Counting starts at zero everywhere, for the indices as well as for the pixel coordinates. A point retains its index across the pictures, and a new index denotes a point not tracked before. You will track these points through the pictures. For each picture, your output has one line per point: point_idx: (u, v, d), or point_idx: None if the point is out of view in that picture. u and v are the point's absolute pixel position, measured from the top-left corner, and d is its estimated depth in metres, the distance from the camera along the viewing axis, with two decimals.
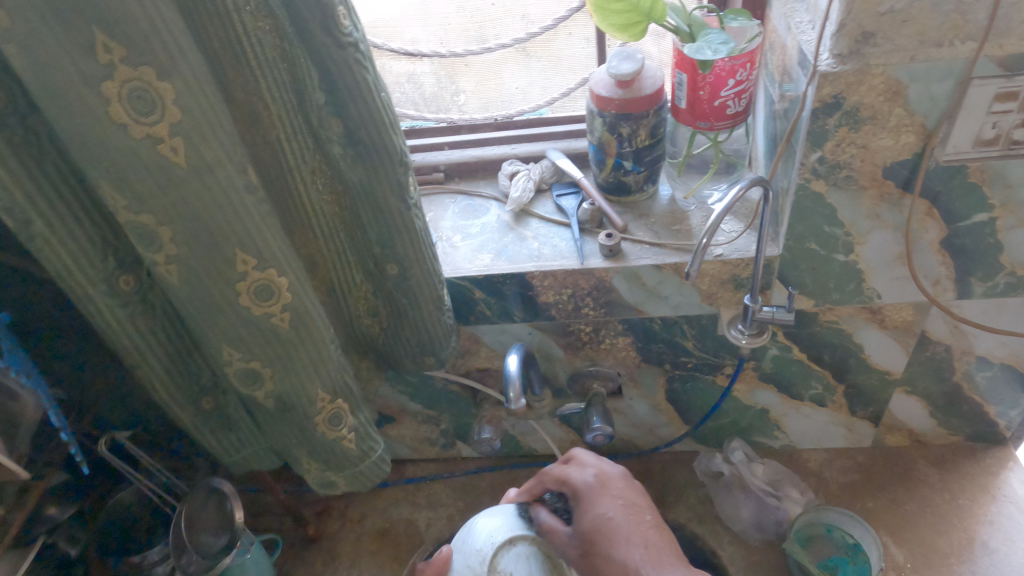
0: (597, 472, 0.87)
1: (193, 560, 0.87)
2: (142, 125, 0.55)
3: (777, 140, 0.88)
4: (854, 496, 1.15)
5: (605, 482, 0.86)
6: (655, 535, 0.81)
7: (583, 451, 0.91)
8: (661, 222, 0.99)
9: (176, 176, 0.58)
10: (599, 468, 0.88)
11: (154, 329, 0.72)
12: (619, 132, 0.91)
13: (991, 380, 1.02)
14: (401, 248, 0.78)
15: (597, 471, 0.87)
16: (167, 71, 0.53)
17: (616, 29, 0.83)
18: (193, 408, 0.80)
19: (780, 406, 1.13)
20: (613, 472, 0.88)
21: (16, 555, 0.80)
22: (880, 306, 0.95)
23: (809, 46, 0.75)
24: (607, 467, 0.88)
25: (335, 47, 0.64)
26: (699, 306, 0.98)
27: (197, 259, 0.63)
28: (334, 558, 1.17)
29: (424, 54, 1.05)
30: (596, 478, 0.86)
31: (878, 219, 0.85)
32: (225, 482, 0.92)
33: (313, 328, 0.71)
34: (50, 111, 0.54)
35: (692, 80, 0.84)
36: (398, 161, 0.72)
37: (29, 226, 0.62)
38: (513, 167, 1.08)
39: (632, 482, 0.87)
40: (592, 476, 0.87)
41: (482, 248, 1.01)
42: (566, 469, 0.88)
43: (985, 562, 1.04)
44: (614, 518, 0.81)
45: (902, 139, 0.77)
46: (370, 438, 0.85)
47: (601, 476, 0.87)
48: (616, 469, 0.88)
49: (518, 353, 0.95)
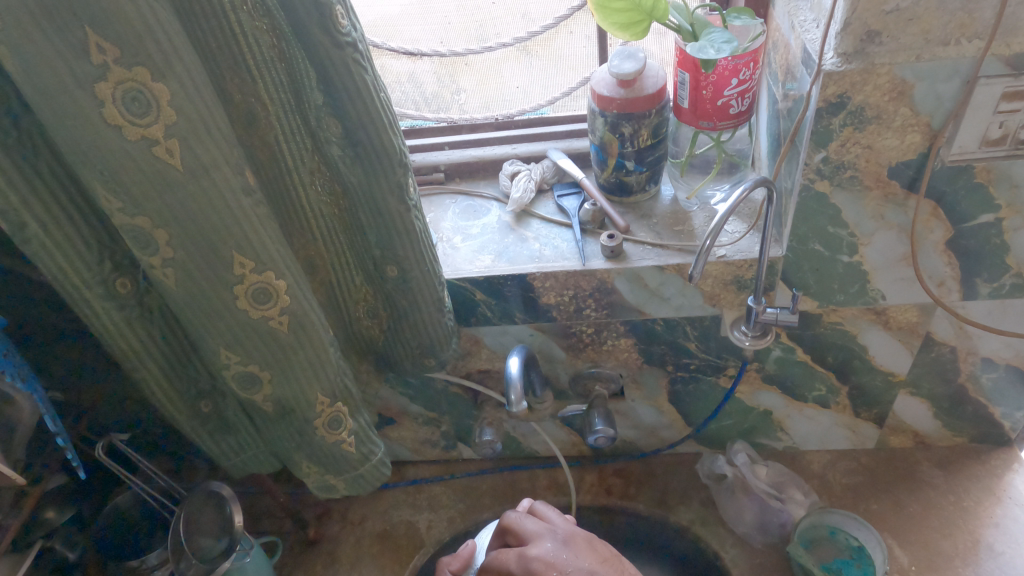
0: (537, 549, 0.78)
1: (191, 564, 0.87)
2: (136, 126, 0.54)
3: (781, 140, 0.87)
4: (858, 498, 1.14)
5: (551, 563, 0.76)
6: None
7: (513, 517, 0.83)
8: (663, 223, 0.98)
9: (171, 178, 0.57)
10: (538, 544, 0.78)
11: (151, 333, 0.72)
12: (621, 132, 0.90)
13: (996, 382, 1.01)
14: (401, 250, 0.78)
15: (538, 550, 0.77)
16: (161, 72, 0.53)
17: (618, 28, 0.82)
18: (192, 411, 0.79)
19: (783, 408, 1.12)
20: (554, 546, 0.78)
21: (14, 557, 0.79)
22: (885, 307, 0.94)
23: (813, 45, 0.74)
24: (545, 541, 0.79)
25: (333, 47, 0.63)
26: (702, 308, 0.97)
27: (194, 262, 0.62)
28: (334, 561, 1.16)
29: (424, 53, 1.04)
30: (539, 561, 0.76)
31: (883, 220, 0.84)
32: (225, 487, 0.91)
33: (312, 331, 0.70)
34: (44, 113, 0.53)
35: (695, 79, 0.84)
36: (397, 162, 0.72)
37: (23, 228, 0.61)
38: (514, 167, 1.07)
39: (577, 544, 0.79)
40: (534, 559, 0.77)
41: (482, 249, 1.00)
42: (502, 556, 0.79)
43: (990, 565, 1.03)
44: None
45: (907, 139, 0.76)
46: (370, 442, 0.84)
47: (543, 557, 0.77)
48: (554, 540, 0.79)
49: (520, 355, 0.94)
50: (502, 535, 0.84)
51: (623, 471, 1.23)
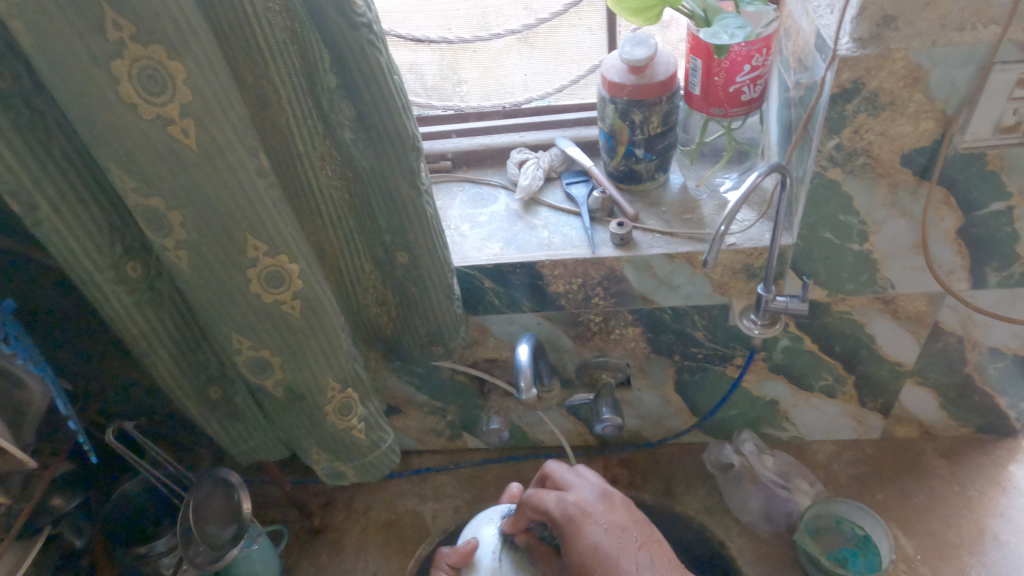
0: (576, 500, 0.83)
1: (200, 550, 0.87)
2: (152, 105, 0.53)
3: (792, 128, 0.87)
4: (863, 487, 1.14)
5: (585, 508, 0.82)
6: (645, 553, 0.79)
7: (556, 467, 0.89)
8: (672, 211, 0.98)
9: (187, 159, 0.57)
10: (576, 493, 0.84)
11: (162, 317, 0.71)
12: (632, 119, 0.90)
13: (1003, 372, 1.01)
14: (411, 236, 0.77)
15: (576, 497, 0.84)
16: (177, 51, 0.52)
17: (631, 13, 0.81)
18: (201, 397, 0.79)
19: (790, 397, 1.12)
20: (590, 495, 0.84)
21: (21, 546, 0.78)
22: (893, 297, 0.94)
23: (828, 31, 0.74)
24: (583, 491, 0.85)
25: (348, 28, 0.62)
26: (711, 296, 0.97)
27: (208, 245, 0.62)
28: (340, 550, 1.16)
29: (430, 40, 1.03)
30: (575, 506, 0.83)
31: (894, 208, 0.84)
32: (234, 474, 0.90)
33: (324, 315, 0.69)
34: (58, 90, 0.52)
35: (707, 66, 0.83)
36: (410, 146, 0.71)
37: (35, 209, 0.60)
38: (522, 155, 1.06)
39: (612, 501, 0.84)
40: (571, 504, 0.83)
41: (491, 237, 0.99)
42: (543, 494, 0.85)
43: (995, 554, 1.04)
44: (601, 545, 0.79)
45: (921, 126, 0.76)
46: (379, 429, 0.83)
47: (580, 502, 0.83)
48: (593, 492, 0.85)
49: (528, 343, 0.94)
50: (540, 481, 0.90)
51: (628, 461, 1.23)
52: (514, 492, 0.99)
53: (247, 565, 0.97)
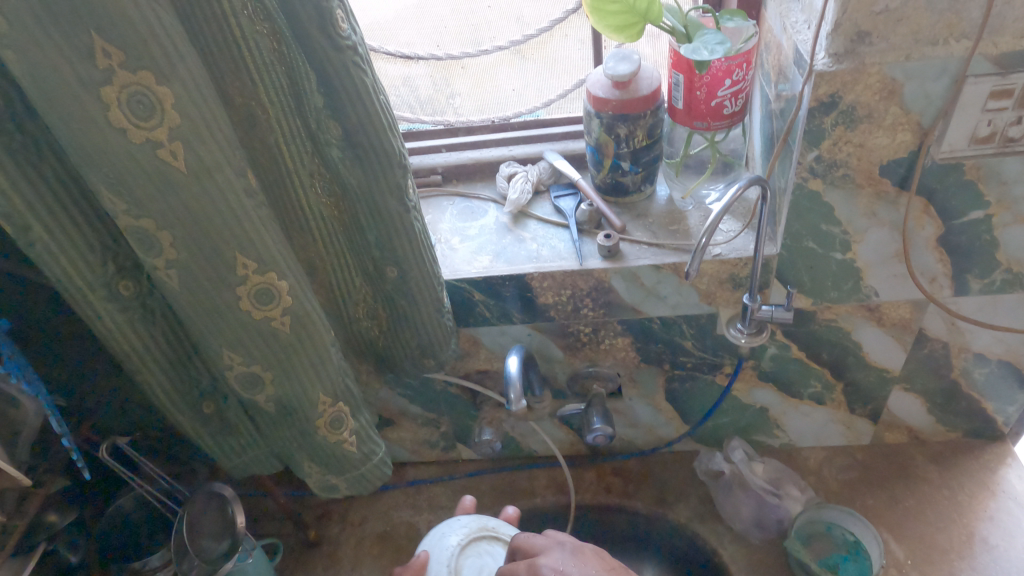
0: (548, 562, 0.70)
1: (194, 564, 0.87)
2: (141, 130, 0.55)
3: (774, 140, 0.89)
4: (853, 493, 1.15)
5: (561, 568, 0.69)
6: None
7: (524, 534, 0.78)
8: (659, 222, 0.99)
9: (176, 180, 0.58)
10: (548, 556, 0.72)
11: (154, 334, 0.72)
12: (617, 133, 0.92)
13: (988, 377, 1.02)
14: (400, 251, 0.79)
15: (549, 558, 0.71)
16: (166, 75, 0.53)
17: (613, 30, 0.83)
18: (194, 412, 0.80)
19: (779, 405, 1.13)
20: (563, 556, 0.71)
21: (17, 562, 0.79)
22: (878, 304, 0.95)
23: (805, 46, 0.75)
24: (555, 552, 0.72)
25: (333, 49, 0.64)
26: (698, 306, 0.99)
27: (198, 263, 0.63)
28: (335, 562, 1.17)
29: (421, 56, 1.05)
30: (549, 569, 0.69)
31: (875, 218, 0.85)
32: (227, 487, 0.91)
33: (313, 331, 0.71)
34: (51, 117, 0.54)
35: (689, 81, 0.85)
36: (396, 163, 0.73)
37: (28, 231, 0.61)
38: (510, 169, 1.08)
39: (585, 554, 0.72)
40: (545, 568, 0.70)
41: (480, 250, 1.01)
42: (513, 570, 0.71)
43: (985, 558, 1.04)
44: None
45: (898, 137, 0.77)
46: (371, 441, 0.84)
47: (554, 563, 0.70)
48: (564, 551, 0.72)
49: (518, 355, 0.95)
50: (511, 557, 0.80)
51: (622, 470, 1.24)
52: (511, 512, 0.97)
53: None
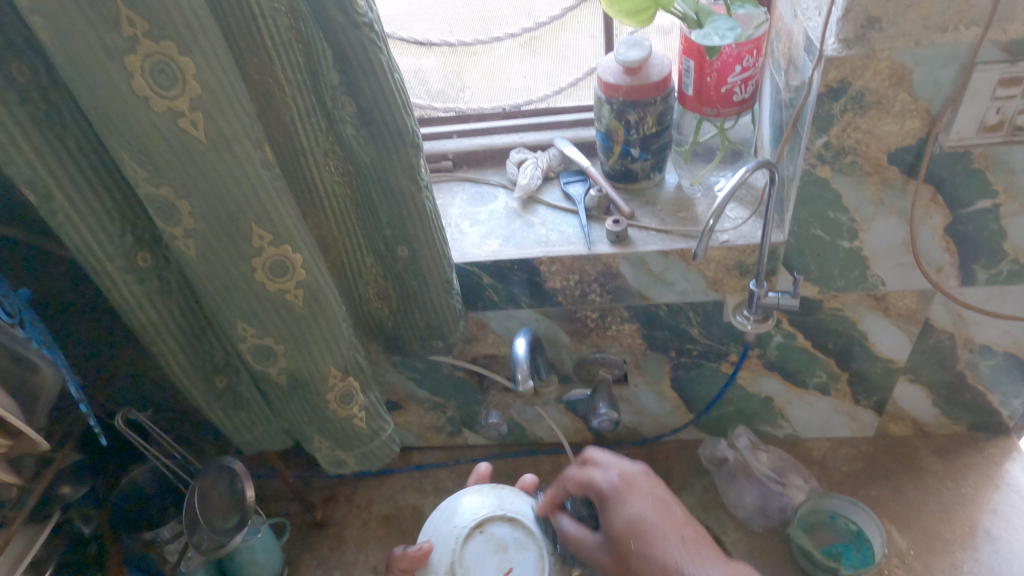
0: (621, 472, 0.85)
1: (205, 538, 0.89)
2: (163, 99, 0.56)
3: (783, 128, 0.89)
4: (857, 484, 1.15)
5: (632, 482, 0.84)
6: (690, 527, 0.82)
7: (597, 451, 0.88)
8: (667, 210, 1.00)
9: (195, 149, 0.59)
10: (622, 467, 0.86)
11: (170, 307, 0.74)
12: (627, 119, 0.92)
13: (994, 370, 1.02)
14: (411, 229, 0.80)
15: (620, 471, 0.85)
16: (187, 47, 0.55)
17: (625, 15, 0.84)
18: (207, 385, 0.81)
19: (784, 394, 1.14)
20: (636, 470, 0.86)
21: (33, 529, 0.80)
22: (884, 293, 0.96)
23: (815, 32, 0.76)
24: (628, 465, 0.86)
25: (351, 28, 0.65)
26: (705, 293, 0.99)
27: (214, 233, 0.64)
28: (341, 543, 1.18)
29: (433, 44, 1.07)
30: (621, 479, 0.84)
31: (883, 205, 0.86)
32: (237, 461, 0.93)
33: (326, 305, 0.72)
34: (77, 86, 0.55)
35: (699, 67, 0.86)
36: (409, 142, 0.74)
37: (51, 200, 0.63)
38: (521, 156, 1.09)
39: (655, 478, 0.86)
40: (617, 477, 0.84)
41: (490, 234, 1.02)
42: (588, 471, 0.85)
43: (987, 549, 1.05)
44: (672, 562, 0.77)
45: (906, 124, 0.78)
46: (379, 418, 0.85)
47: (626, 475, 0.85)
48: (637, 468, 0.86)
49: (525, 337, 0.96)
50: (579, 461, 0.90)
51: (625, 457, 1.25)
52: (527, 481, 0.94)
53: (251, 556, 1.00)
